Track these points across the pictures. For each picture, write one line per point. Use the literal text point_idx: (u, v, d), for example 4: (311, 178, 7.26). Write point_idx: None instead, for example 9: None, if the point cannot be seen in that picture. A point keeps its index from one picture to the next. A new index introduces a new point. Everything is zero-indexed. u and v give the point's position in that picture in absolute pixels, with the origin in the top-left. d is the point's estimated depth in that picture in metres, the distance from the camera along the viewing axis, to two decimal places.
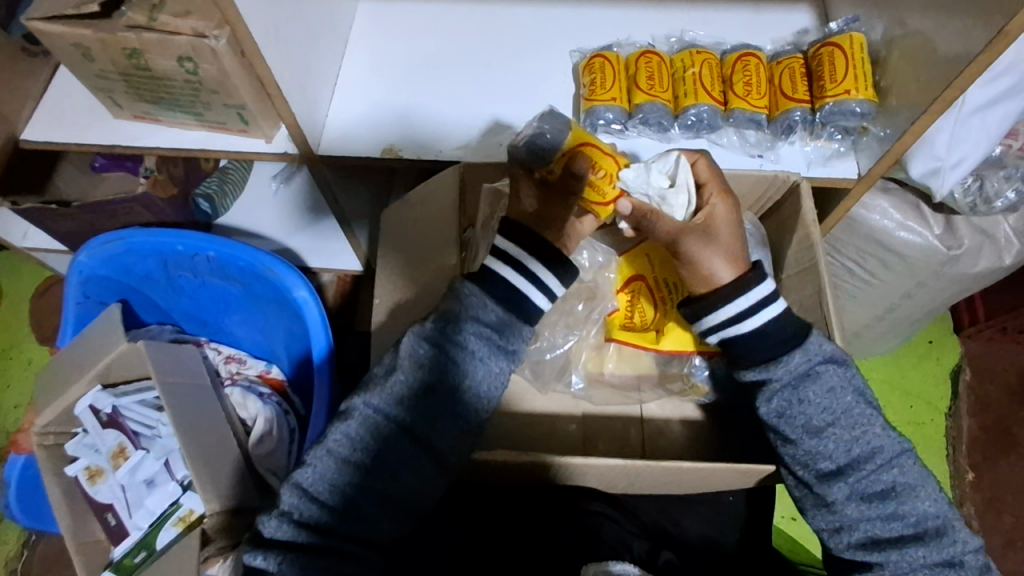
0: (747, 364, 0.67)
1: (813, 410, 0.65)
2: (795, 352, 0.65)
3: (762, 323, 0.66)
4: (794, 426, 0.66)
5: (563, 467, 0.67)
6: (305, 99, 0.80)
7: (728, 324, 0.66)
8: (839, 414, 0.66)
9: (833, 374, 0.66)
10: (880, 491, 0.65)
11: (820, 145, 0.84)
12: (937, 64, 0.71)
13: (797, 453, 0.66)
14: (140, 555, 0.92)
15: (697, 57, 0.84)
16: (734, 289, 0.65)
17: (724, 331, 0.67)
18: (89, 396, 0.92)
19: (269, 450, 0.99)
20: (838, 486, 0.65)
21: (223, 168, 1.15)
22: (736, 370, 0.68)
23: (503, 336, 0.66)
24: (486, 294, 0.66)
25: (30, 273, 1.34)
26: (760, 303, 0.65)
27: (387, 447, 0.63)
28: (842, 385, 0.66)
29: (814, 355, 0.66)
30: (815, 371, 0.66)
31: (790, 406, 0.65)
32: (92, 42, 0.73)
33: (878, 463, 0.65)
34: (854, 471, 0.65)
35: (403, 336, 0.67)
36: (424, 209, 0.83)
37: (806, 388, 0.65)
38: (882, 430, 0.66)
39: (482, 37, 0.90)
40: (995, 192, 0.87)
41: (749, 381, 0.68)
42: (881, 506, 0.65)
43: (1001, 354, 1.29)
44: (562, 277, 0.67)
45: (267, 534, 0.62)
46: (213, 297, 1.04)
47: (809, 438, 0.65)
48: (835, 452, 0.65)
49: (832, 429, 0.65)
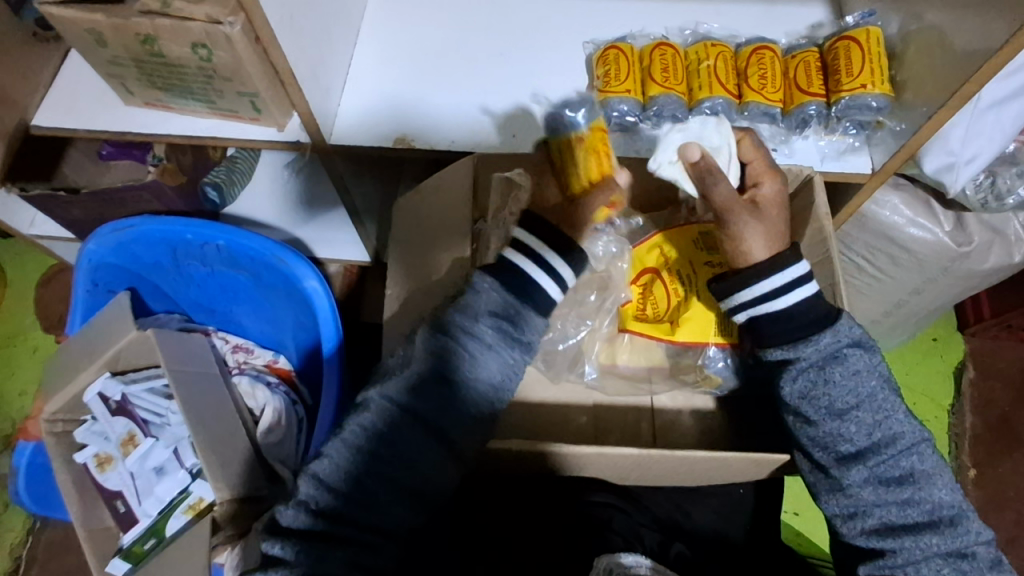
0: (775, 343, 0.67)
1: (837, 392, 0.65)
2: (825, 333, 0.65)
3: (794, 302, 0.66)
4: (815, 407, 0.66)
5: (572, 456, 0.67)
6: (317, 88, 0.80)
7: (761, 300, 0.66)
8: (864, 397, 0.65)
9: (859, 358, 0.66)
10: (897, 476, 0.65)
11: (835, 139, 0.84)
12: (955, 59, 0.71)
13: (817, 435, 0.66)
14: (150, 542, 0.92)
15: (711, 50, 0.84)
16: (765, 268, 0.65)
17: (754, 309, 0.67)
18: (96, 384, 0.92)
19: (277, 441, 1.00)
20: (857, 469, 0.65)
21: (231, 157, 1.10)
22: (760, 349, 0.68)
23: (516, 327, 0.66)
24: (497, 281, 0.66)
25: (35, 261, 1.34)
26: (791, 284, 0.65)
27: (403, 435, 0.63)
28: (868, 368, 0.66)
29: (842, 336, 0.66)
30: (842, 354, 0.66)
31: (814, 387, 0.65)
32: (104, 28, 0.72)
33: (898, 448, 0.65)
34: (875, 454, 0.65)
35: (420, 328, 0.66)
36: (438, 196, 0.83)
37: (833, 369, 0.65)
38: (903, 416, 0.66)
39: (494, 27, 0.90)
40: (1006, 188, 0.87)
41: (773, 360, 0.68)
42: (898, 492, 0.65)
43: (1005, 352, 1.29)
44: (572, 263, 0.67)
45: (284, 523, 0.61)
46: (221, 287, 1.04)
47: (832, 420, 0.65)
48: (856, 435, 0.65)
49: (856, 412, 0.65)
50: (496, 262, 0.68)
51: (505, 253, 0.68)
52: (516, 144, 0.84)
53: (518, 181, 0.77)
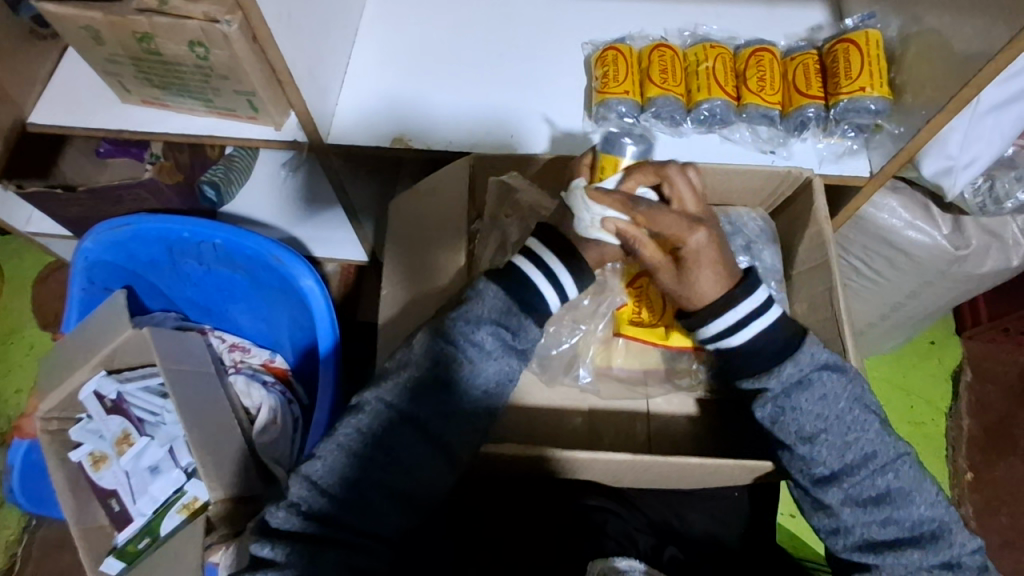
0: (747, 372, 0.66)
1: (806, 417, 0.65)
2: (787, 363, 0.65)
3: (752, 336, 0.65)
4: (787, 433, 0.65)
5: (567, 460, 0.66)
6: (315, 87, 0.80)
7: (724, 334, 0.65)
8: (832, 421, 0.65)
9: (827, 381, 0.65)
10: (875, 496, 0.65)
11: (833, 142, 0.84)
12: (954, 63, 0.71)
13: (793, 459, 0.67)
14: (144, 541, 0.92)
15: (710, 51, 0.84)
16: (718, 306, 0.64)
17: (720, 342, 0.66)
18: (92, 382, 0.92)
19: (273, 439, 1.00)
20: (832, 491, 0.65)
21: (229, 155, 1.11)
22: (736, 379, 0.68)
23: (513, 334, 0.66)
24: (502, 289, 0.66)
25: (32, 258, 1.34)
26: (746, 319, 0.64)
27: (399, 439, 0.63)
28: (836, 392, 0.65)
29: (806, 364, 0.65)
30: (808, 379, 0.65)
31: (783, 413, 0.65)
32: (101, 25, 0.72)
33: (872, 468, 0.65)
34: (848, 477, 0.65)
35: (419, 332, 0.66)
36: (436, 197, 0.81)
37: (797, 396, 0.65)
38: (875, 435, 0.65)
39: (493, 27, 0.90)
40: (1005, 193, 0.86)
41: (749, 387, 0.67)
42: (876, 511, 0.64)
43: (1002, 356, 1.29)
44: (577, 278, 0.67)
45: (273, 524, 0.61)
46: (218, 286, 1.04)
47: (803, 445, 0.65)
48: (828, 459, 0.65)
49: (825, 436, 0.65)
50: (503, 268, 0.68)
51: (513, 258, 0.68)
52: (514, 144, 0.84)
53: (513, 185, 0.79)
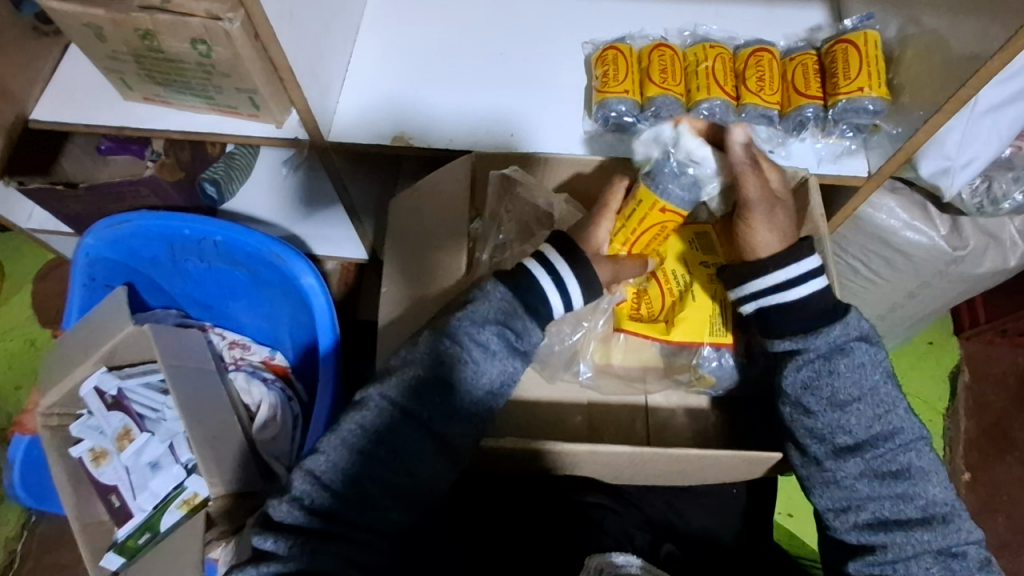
0: (780, 333, 0.67)
1: (842, 383, 0.65)
2: (836, 323, 0.66)
3: (808, 293, 0.66)
4: (818, 398, 0.66)
5: (563, 454, 0.67)
6: (316, 84, 0.80)
7: (771, 291, 0.67)
8: (866, 390, 0.66)
9: (864, 351, 0.66)
10: (893, 470, 0.65)
11: (831, 142, 0.85)
12: (952, 63, 0.71)
13: (815, 426, 0.66)
14: (145, 536, 0.92)
15: (709, 51, 0.84)
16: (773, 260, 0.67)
17: (764, 299, 0.67)
18: (93, 378, 0.92)
19: (272, 436, 1.01)
20: (853, 461, 0.66)
21: (229, 154, 1.12)
22: (767, 340, 0.69)
23: (516, 337, 0.67)
24: (513, 295, 0.67)
25: (32, 254, 1.34)
26: (804, 276, 0.66)
27: (403, 435, 0.63)
28: (872, 362, 0.66)
29: (851, 329, 0.66)
30: (848, 346, 0.66)
31: (819, 376, 0.66)
32: (104, 22, 0.72)
33: (896, 443, 0.65)
34: (872, 448, 0.65)
35: (424, 333, 0.67)
36: (436, 195, 0.82)
37: (838, 360, 0.66)
38: (904, 412, 0.67)
39: (494, 27, 0.90)
40: (1003, 193, 0.87)
41: (779, 351, 0.68)
42: (893, 485, 0.65)
43: (998, 356, 1.30)
44: (584, 287, 0.67)
45: (276, 518, 0.61)
46: (218, 283, 1.04)
47: (831, 412, 0.66)
48: (856, 427, 0.66)
49: (857, 404, 0.66)
50: (515, 272, 0.68)
51: (525, 263, 0.68)
52: (514, 143, 0.84)
53: (514, 180, 0.78)
